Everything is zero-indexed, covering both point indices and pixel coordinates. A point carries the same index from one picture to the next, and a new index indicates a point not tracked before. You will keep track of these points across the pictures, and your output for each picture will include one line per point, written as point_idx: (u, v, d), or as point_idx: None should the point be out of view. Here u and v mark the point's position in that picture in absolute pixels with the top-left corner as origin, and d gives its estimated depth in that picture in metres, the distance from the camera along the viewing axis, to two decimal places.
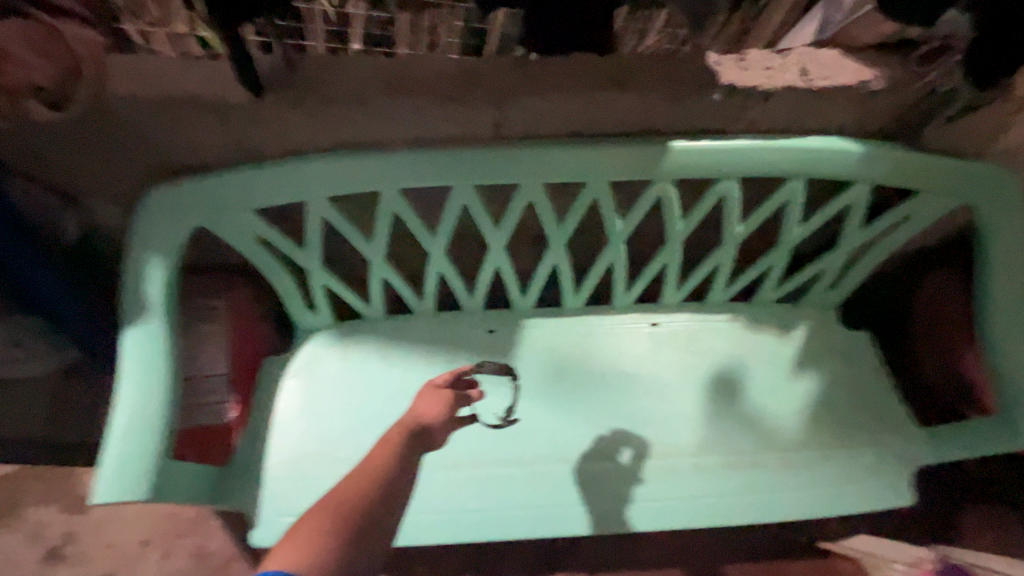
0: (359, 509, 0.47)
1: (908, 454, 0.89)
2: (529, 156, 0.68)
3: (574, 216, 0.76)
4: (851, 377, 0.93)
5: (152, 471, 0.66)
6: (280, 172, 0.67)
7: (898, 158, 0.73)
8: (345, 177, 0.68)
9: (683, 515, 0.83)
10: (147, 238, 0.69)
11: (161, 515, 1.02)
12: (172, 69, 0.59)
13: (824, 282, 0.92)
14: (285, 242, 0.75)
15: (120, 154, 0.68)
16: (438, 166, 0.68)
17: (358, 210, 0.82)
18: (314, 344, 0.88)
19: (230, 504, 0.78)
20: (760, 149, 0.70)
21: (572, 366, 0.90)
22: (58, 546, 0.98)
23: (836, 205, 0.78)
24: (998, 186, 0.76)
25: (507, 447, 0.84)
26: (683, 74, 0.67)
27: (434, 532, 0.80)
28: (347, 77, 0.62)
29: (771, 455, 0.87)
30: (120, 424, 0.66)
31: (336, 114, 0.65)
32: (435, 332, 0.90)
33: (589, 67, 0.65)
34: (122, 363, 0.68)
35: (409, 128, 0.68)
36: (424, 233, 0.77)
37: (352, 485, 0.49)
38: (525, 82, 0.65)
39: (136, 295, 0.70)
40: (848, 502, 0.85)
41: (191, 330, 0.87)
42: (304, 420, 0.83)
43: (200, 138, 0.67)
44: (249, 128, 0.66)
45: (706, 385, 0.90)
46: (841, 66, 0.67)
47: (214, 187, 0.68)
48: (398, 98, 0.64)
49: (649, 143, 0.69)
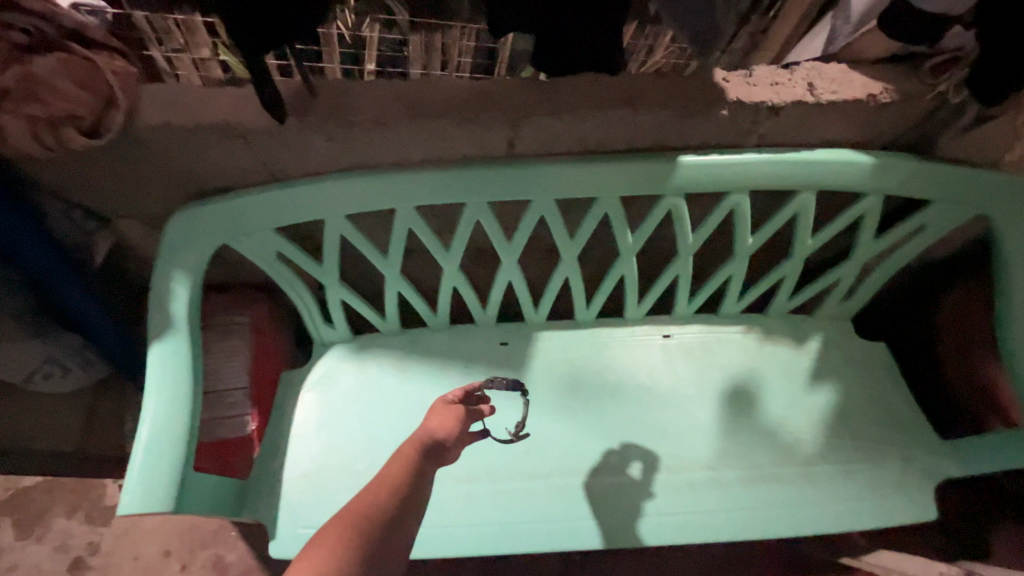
0: (377, 523, 0.46)
1: (930, 468, 0.87)
2: (541, 173, 0.69)
3: (586, 230, 0.77)
4: (868, 389, 0.92)
5: (174, 484, 0.67)
6: (300, 192, 0.69)
7: (911, 168, 0.73)
8: (362, 195, 0.70)
9: (699, 529, 0.82)
10: (173, 257, 0.72)
11: (182, 527, 1.04)
12: (202, 97, 0.63)
13: (839, 293, 0.92)
14: (304, 258, 0.78)
15: (151, 179, 0.71)
16: (452, 185, 0.69)
17: (375, 227, 0.84)
18: (331, 358, 0.89)
19: (250, 516, 0.80)
20: (770, 162, 0.71)
21: (585, 378, 0.90)
22: (84, 556, 1.00)
23: (848, 217, 0.78)
24: (1015, 196, 0.75)
25: (522, 460, 0.85)
26: (695, 91, 0.67)
27: (450, 546, 0.80)
28: (366, 100, 0.64)
29: (788, 468, 0.86)
30: (146, 437, 0.68)
31: (356, 136, 0.66)
32: (450, 346, 0.92)
33: (603, 88, 0.67)
34: (148, 376, 0.70)
35: (424, 148, 0.69)
36: (439, 249, 0.79)
37: (368, 498, 0.48)
38: (538, 102, 0.66)
39: (162, 312, 0.72)
40: (868, 516, 0.84)
41: (213, 345, 0.89)
42: (322, 433, 0.85)
43: (225, 161, 0.69)
44: (271, 151, 0.67)
45: (720, 397, 0.90)
46: (849, 79, 0.68)
47: (237, 207, 0.71)
48: (414, 121, 0.65)
49: (658, 158, 0.70)
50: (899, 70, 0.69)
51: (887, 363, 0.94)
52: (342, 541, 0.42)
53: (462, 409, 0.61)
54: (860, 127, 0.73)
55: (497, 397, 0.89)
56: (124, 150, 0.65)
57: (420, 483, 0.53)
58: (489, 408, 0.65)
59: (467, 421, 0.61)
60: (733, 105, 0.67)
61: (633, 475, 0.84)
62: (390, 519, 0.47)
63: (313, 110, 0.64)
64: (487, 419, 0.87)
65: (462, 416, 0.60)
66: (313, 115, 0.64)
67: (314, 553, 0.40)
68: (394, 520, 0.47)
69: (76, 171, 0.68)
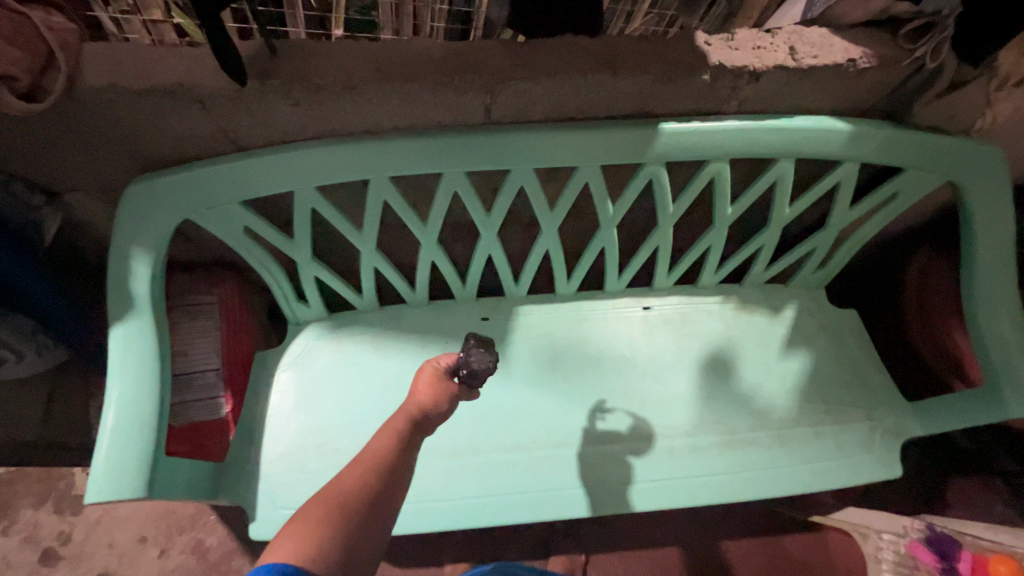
0: (365, 500, 0.46)
1: (897, 427, 0.91)
2: (519, 140, 0.67)
3: (566, 201, 0.76)
4: (841, 354, 0.95)
5: (145, 470, 0.65)
6: (265, 162, 0.65)
7: (887, 135, 0.73)
8: (332, 165, 0.66)
9: (677, 495, 0.84)
10: (130, 233, 0.68)
11: (159, 512, 1.02)
12: (153, 59, 0.58)
13: (813, 262, 0.93)
14: (273, 233, 0.74)
15: (102, 150, 0.66)
16: (428, 153, 0.67)
17: (348, 201, 0.81)
18: (308, 337, 0.87)
19: (228, 499, 0.78)
20: (749, 130, 0.70)
21: (566, 351, 0.90)
22: (55, 547, 0.98)
23: (826, 184, 0.79)
24: (984, 163, 0.77)
25: (505, 433, 0.85)
26: (675, 55, 0.65)
27: (434, 520, 0.80)
28: (334, 62, 0.61)
29: (764, 432, 0.88)
30: (111, 423, 0.65)
31: (324, 101, 0.62)
32: (429, 322, 0.90)
33: (582, 52, 0.64)
34: (112, 360, 0.67)
35: (396, 115, 0.66)
36: (415, 222, 0.76)
37: (356, 474, 0.47)
38: (516, 66, 0.63)
39: (123, 292, 0.68)
40: (838, 476, 0.87)
41: (179, 328, 0.85)
42: (300, 413, 0.83)
43: (181, 128, 0.64)
44: (231, 118, 0.63)
45: (699, 366, 0.91)
46: (830, 44, 0.67)
47: (196, 179, 0.66)
48: (386, 85, 0.61)
49: (639, 125, 0.68)
50: (878, 34, 0.69)
51: (857, 329, 0.97)
52: (329, 522, 0.42)
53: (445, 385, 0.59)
54: (839, 94, 0.72)
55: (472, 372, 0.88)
56: (67, 116, 0.60)
57: (408, 454, 0.52)
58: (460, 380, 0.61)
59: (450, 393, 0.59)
60: (715, 70, 0.65)
61: (625, 426, 0.87)
62: (379, 494, 0.47)
63: (276, 74, 0.60)
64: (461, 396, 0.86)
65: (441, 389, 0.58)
66: (277, 79, 0.59)
67: (296, 534, 0.41)
68: (381, 497, 0.47)
69: (14, 139, 0.62)
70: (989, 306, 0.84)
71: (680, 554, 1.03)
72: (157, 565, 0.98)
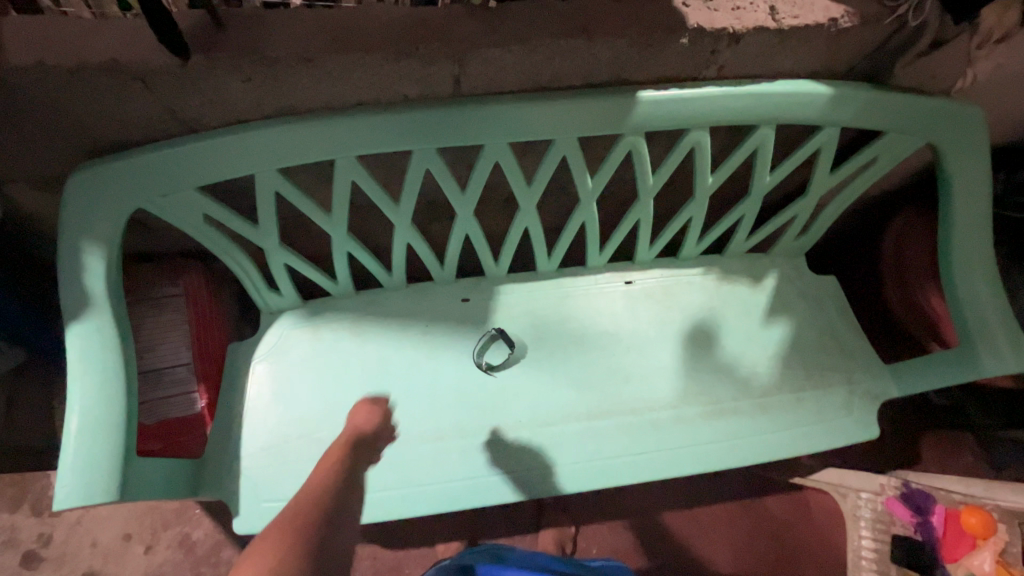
0: (312, 522, 0.48)
1: (876, 390, 0.92)
2: (491, 114, 0.64)
3: (543, 176, 0.73)
4: (821, 320, 0.96)
5: (116, 473, 0.62)
6: (219, 144, 0.61)
7: (867, 98, 0.72)
8: (293, 145, 0.62)
9: (664, 466, 0.85)
10: (77, 224, 0.63)
11: (142, 508, 1.00)
12: (86, 33, 0.53)
13: (793, 230, 0.93)
14: (236, 219, 0.70)
15: (40, 135, 0.61)
16: (394, 130, 0.63)
17: (315, 182, 0.77)
18: (282, 326, 0.84)
19: (209, 495, 0.76)
20: (729, 96, 0.68)
21: (548, 329, 0.89)
22: (35, 549, 0.95)
23: (806, 150, 0.77)
24: (963, 124, 0.76)
25: (492, 414, 0.84)
26: (652, 18, 0.62)
27: (421, 504, 0.79)
28: (288, 31, 0.56)
29: (747, 401, 0.89)
30: (74, 427, 0.62)
31: (280, 77, 0.58)
32: (409, 306, 0.88)
33: (555, 15, 0.61)
34: (70, 361, 0.63)
35: (358, 89, 0.61)
36: (387, 203, 0.73)
37: (294, 510, 0.50)
38: (485, 33, 0.59)
39: (76, 289, 0.64)
40: (818, 440, 0.89)
41: (144, 323, 0.81)
42: (278, 405, 0.81)
43: (124, 108, 0.59)
44: (180, 96, 0.58)
45: (682, 339, 0.91)
46: (811, 3, 0.65)
47: (144, 165, 0.62)
48: (345, 55, 0.57)
49: (616, 94, 0.65)
50: None
51: (836, 295, 0.98)
52: (288, 540, 0.44)
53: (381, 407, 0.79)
54: (820, 56, 0.70)
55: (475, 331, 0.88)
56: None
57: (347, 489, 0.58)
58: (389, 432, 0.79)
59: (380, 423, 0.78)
60: (693, 32, 0.62)
61: (594, 418, 0.85)
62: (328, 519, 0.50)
63: (223, 46, 0.55)
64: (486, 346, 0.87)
65: (380, 413, 0.78)
66: (223, 52, 0.55)
67: (261, 548, 0.42)
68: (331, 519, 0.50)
69: None
70: (965, 267, 0.85)
71: (668, 520, 1.06)
72: (144, 560, 0.97)
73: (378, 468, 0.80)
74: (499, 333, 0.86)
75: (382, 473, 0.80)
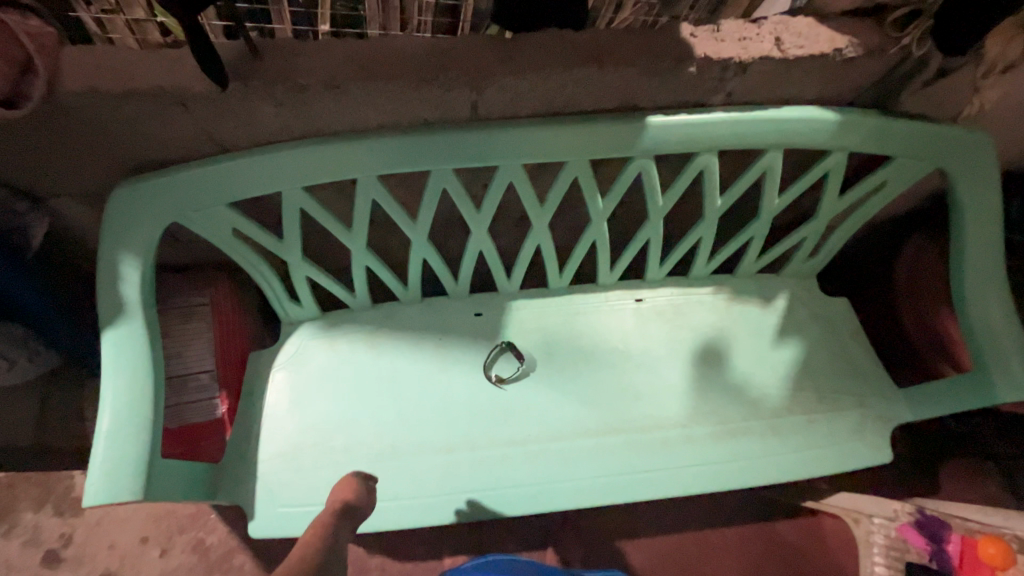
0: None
1: (889, 413, 0.92)
2: (506, 137, 0.67)
3: (555, 196, 0.76)
4: (833, 342, 0.96)
5: (142, 474, 0.65)
6: (250, 164, 0.65)
7: (874, 124, 0.73)
8: (319, 165, 0.66)
9: (672, 484, 0.85)
10: (117, 236, 0.67)
11: (160, 512, 1.02)
12: (134, 62, 0.57)
13: (803, 252, 0.94)
14: (262, 234, 0.74)
15: (88, 154, 0.66)
16: (413, 151, 0.66)
17: (338, 199, 0.80)
18: (301, 336, 0.87)
19: (226, 498, 0.78)
20: (736, 122, 0.70)
21: (559, 345, 0.91)
22: (57, 549, 0.99)
23: (814, 173, 0.79)
24: (972, 150, 0.77)
25: (502, 428, 0.85)
26: (661, 48, 0.65)
27: (431, 515, 0.81)
28: (318, 60, 0.60)
29: (757, 421, 0.89)
30: (105, 428, 0.65)
31: (309, 101, 0.62)
32: (423, 319, 0.90)
33: (568, 45, 0.64)
34: (104, 365, 0.67)
35: (381, 112, 0.65)
36: (405, 220, 0.76)
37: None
38: (501, 62, 0.63)
39: (113, 297, 0.68)
40: (830, 463, 0.88)
41: (172, 331, 0.85)
42: (296, 413, 0.83)
43: (165, 129, 0.63)
44: (217, 119, 0.62)
45: (692, 357, 0.92)
46: (816, 34, 0.67)
47: (180, 183, 0.66)
48: (371, 82, 0.61)
49: (627, 119, 0.68)
50: (865, 23, 0.69)
51: (848, 317, 0.98)
52: None
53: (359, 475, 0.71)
54: (826, 83, 0.72)
55: (486, 347, 0.90)
56: (49, 121, 0.60)
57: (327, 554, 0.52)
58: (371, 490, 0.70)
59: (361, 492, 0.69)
60: (701, 61, 0.65)
61: (602, 435, 0.86)
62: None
63: (258, 74, 0.59)
64: (496, 359, 0.89)
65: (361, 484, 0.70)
66: (258, 79, 0.59)
67: None
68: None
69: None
70: (978, 290, 0.84)
71: (677, 541, 1.05)
72: (159, 564, 0.99)
73: (389, 477, 0.81)
74: (507, 345, 0.88)
75: (393, 483, 0.81)
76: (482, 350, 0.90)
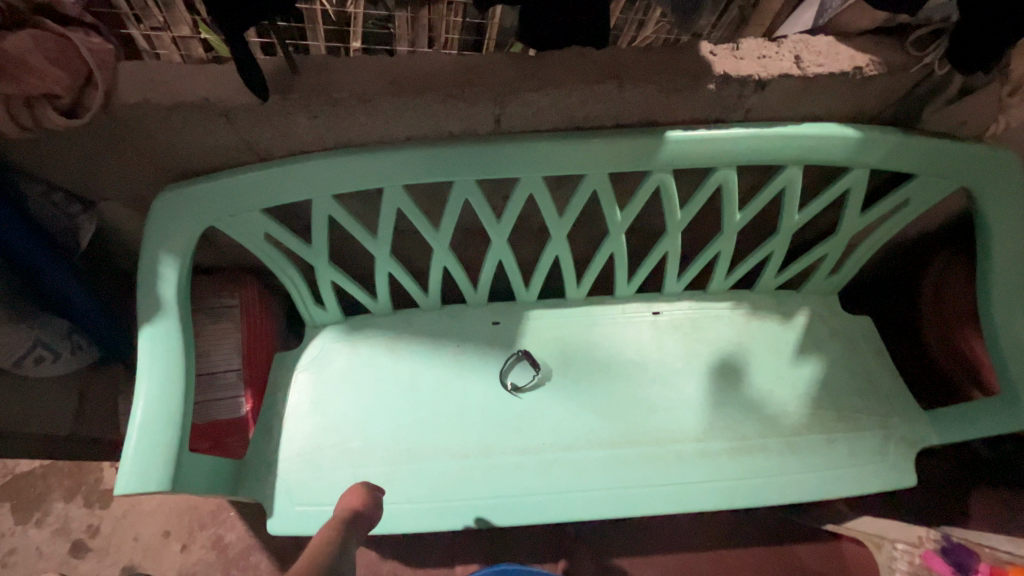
0: None
1: (912, 435, 0.89)
2: (528, 150, 0.69)
3: (574, 208, 0.77)
4: (854, 361, 0.94)
5: (170, 466, 0.68)
6: (283, 173, 0.68)
7: (896, 142, 0.73)
8: (347, 174, 0.69)
9: (688, 500, 0.84)
10: (158, 239, 0.71)
11: (184, 507, 1.06)
12: (183, 76, 0.61)
13: (824, 268, 0.93)
14: (292, 239, 0.77)
15: (136, 161, 0.70)
16: (438, 162, 0.69)
17: (364, 207, 0.83)
18: (325, 338, 0.90)
19: (247, 495, 0.81)
20: (754, 139, 0.70)
21: (575, 355, 0.92)
22: (84, 539, 1.02)
23: (835, 189, 0.79)
24: (1000, 169, 0.76)
25: (516, 437, 0.86)
26: (682, 65, 0.67)
27: (444, 519, 0.82)
28: (352, 76, 0.64)
29: (776, 439, 0.88)
30: (139, 419, 0.68)
31: (342, 114, 0.65)
32: (443, 326, 0.92)
33: (590, 63, 0.66)
34: (140, 359, 0.70)
35: (409, 125, 0.68)
36: (427, 229, 0.79)
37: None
38: (525, 77, 0.65)
39: (150, 295, 0.72)
40: (850, 484, 0.86)
41: (203, 330, 0.89)
42: (317, 413, 0.86)
43: (207, 138, 0.67)
44: (255, 129, 0.66)
45: (709, 372, 0.92)
46: (837, 52, 0.68)
47: (217, 189, 0.69)
48: (401, 97, 0.64)
49: (646, 134, 0.69)
50: (886, 41, 0.69)
51: (870, 335, 0.97)
52: None
53: (366, 485, 0.71)
54: (847, 101, 0.73)
55: (502, 355, 0.91)
56: (103, 129, 0.64)
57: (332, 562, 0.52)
58: (378, 500, 0.70)
59: (369, 501, 0.68)
60: (720, 79, 0.66)
61: (617, 446, 0.86)
62: None
63: (296, 89, 0.63)
64: (512, 369, 0.90)
65: (370, 494, 0.69)
66: (297, 93, 0.63)
67: None
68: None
69: (58, 153, 0.67)
70: (1006, 311, 0.83)
71: (691, 558, 1.04)
72: (179, 558, 1.02)
73: (405, 480, 0.83)
74: (523, 354, 0.89)
75: (408, 487, 0.83)
76: (499, 359, 0.91)
